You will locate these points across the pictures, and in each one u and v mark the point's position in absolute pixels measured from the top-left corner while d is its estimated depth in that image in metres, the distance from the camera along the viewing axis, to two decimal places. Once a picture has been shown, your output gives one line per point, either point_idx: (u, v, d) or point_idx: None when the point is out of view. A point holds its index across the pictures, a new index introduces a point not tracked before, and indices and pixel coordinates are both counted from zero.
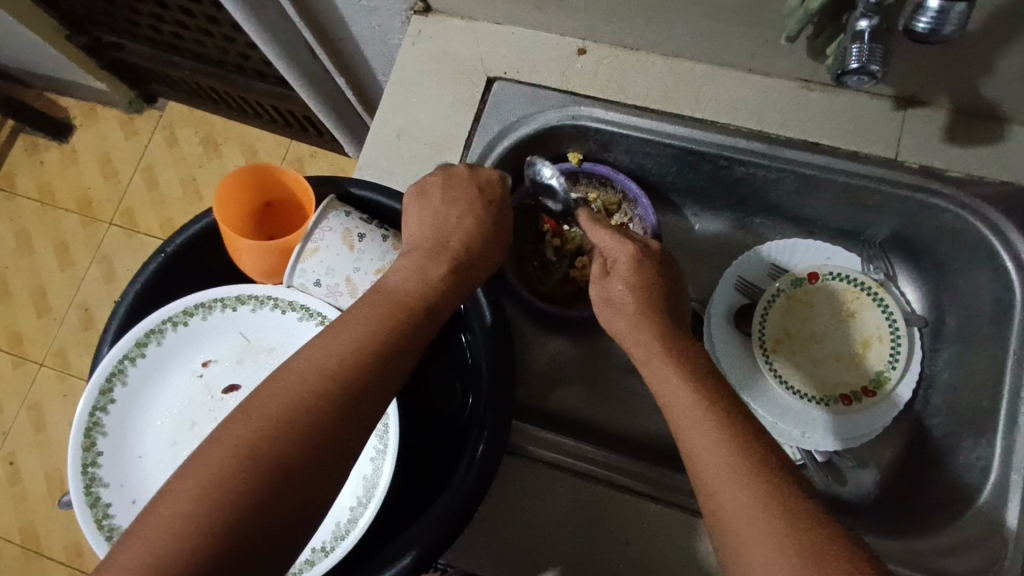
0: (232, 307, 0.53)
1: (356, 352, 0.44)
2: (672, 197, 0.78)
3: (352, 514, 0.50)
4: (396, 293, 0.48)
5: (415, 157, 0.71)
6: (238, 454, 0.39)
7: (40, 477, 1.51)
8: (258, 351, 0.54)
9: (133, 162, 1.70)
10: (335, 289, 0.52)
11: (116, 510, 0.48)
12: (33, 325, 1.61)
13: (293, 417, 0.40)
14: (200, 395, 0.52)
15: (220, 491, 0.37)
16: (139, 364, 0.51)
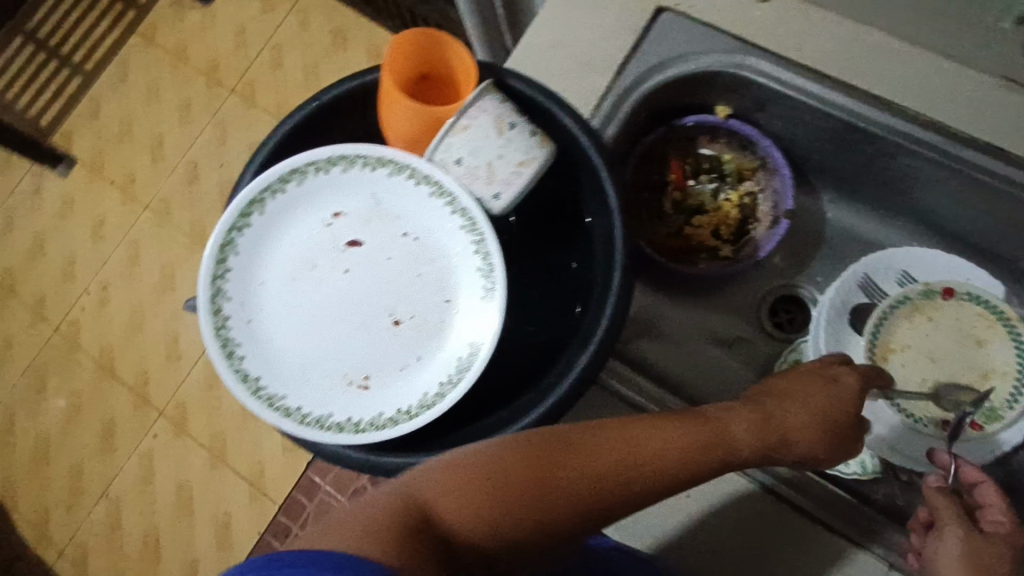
0: (371, 167, 0.54)
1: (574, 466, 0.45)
2: (812, 177, 0.75)
3: (440, 390, 0.51)
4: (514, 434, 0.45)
5: (564, 72, 0.69)
6: (387, 496, 0.42)
7: (125, 307, 1.60)
8: (385, 216, 0.55)
9: (264, 38, 1.74)
10: (473, 173, 0.52)
11: (233, 324, 0.51)
12: (145, 169, 1.70)
13: (489, 471, 0.43)
14: (324, 241, 0.54)
15: (384, 535, 0.39)
16: (278, 198, 0.53)
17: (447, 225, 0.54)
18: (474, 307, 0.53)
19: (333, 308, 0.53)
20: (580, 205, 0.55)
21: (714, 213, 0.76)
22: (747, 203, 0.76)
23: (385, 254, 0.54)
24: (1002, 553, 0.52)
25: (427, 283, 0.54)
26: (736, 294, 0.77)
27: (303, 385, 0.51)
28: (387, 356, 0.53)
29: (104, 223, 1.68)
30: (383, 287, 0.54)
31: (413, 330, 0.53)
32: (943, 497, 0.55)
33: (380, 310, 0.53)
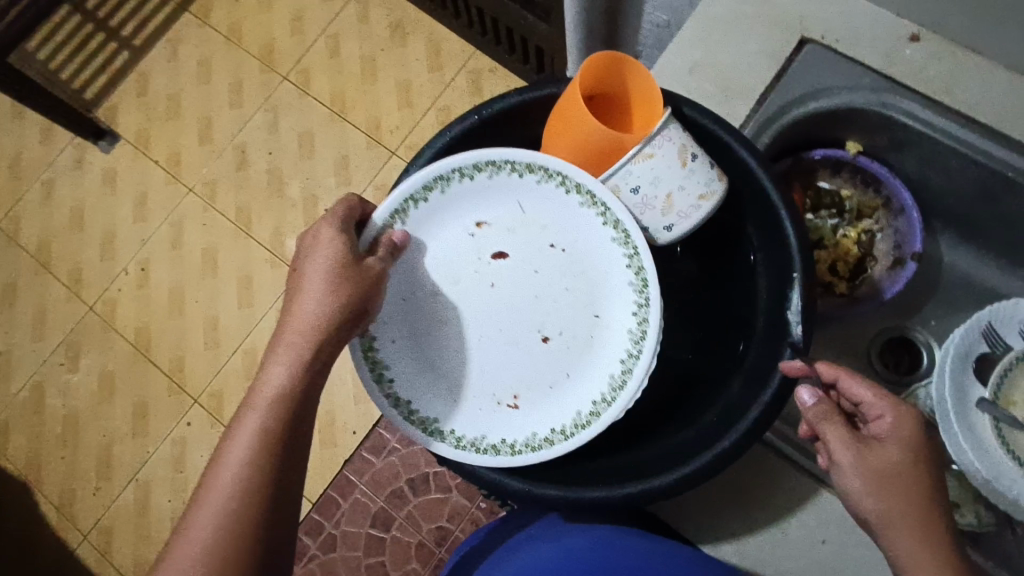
0: (517, 173, 0.53)
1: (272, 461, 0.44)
2: (933, 220, 0.74)
3: (594, 409, 0.53)
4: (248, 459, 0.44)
5: (703, 97, 0.68)
6: (231, 485, 0.43)
7: (163, 289, 1.57)
8: (533, 226, 0.55)
9: (321, 26, 1.72)
10: (647, 201, 0.51)
11: (380, 344, 0.53)
12: (192, 150, 1.66)
13: (266, 435, 0.44)
14: (471, 252, 0.55)
15: (222, 520, 0.42)
16: (421, 207, 0.53)
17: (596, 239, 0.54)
18: (621, 324, 0.55)
19: (479, 324, 0.55)
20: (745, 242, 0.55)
21: (833, 248, 0.75)
22: (864, 240, 0.75)
23: (531, 267, 0.55)
24: (898, 453, 0.49)
25: (576, 296, 0.55)
26: (843, 331, 0.77)
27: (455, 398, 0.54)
28: (536, 372, 0.55)
29: (146, 202, 1.64)
30: (532, 301, 0.55)
31: (560, 345, 0.55)
32: (834, 415, 0.51)
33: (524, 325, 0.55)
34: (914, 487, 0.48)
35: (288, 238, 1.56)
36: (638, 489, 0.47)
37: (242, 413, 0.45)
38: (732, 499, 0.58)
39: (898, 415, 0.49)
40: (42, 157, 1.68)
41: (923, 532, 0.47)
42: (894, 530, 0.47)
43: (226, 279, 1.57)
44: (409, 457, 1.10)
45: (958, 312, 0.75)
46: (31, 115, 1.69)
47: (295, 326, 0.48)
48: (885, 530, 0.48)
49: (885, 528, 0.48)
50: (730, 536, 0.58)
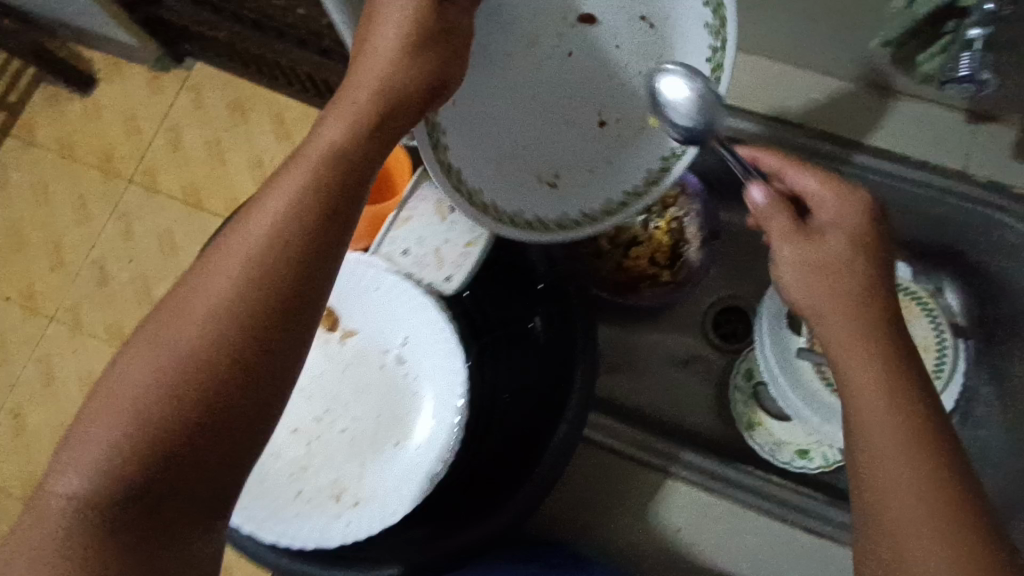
0: None
1: (151, 391, 0.35)
2: (730, 195, 0.80)
3: (590, 215, 0.55)
4: (181, 330, 0.36)
5: None
6: (112, 446, 0.34)
7: (46, 431, 1.47)
8: (557, 96, 0.57)
9: (157, 121, 1.67)
10: (423, 258, 0.53)
11: (470, 181, 0.52)
12: (47, 278, 1.58)
13: (165, 348, 0.36)
14: (556, 35, 0.55)
15: (118, 424, 0.34)
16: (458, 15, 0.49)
17: (678, 43, 0.52)
18: (583, 181, 0.57)
19: (530, 101, 0.56)
20: (532, 271, 0.55)
21: (649, 242, 0.79)
22: (675, 228, 0.80)
23: (609, 45, 0.54)
24: (843, 242, 0.47)
25: (359, 369, 0.54)
26: (680, 316, 0.80)
27: (261, 482, 0.51)
28: (550, 137, 0.57)
29: (8, 344, 1.54)
30: (320, 377, 0.54)
31: (363, 427, 0.53)
32: (778, 210, 0.49)
33: (529, 122, 0.57)
34: (879, 372, 0.43)
35: None
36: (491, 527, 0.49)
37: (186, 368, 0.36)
38: (590, 514, 0.60)
39: (835, 195, 0.48)
40: None
41: (898, 410, 0.42)
42: (852, 352, 0.44)
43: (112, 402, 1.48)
44: None
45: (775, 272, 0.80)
46: None
47: (223, 254, 0.38)
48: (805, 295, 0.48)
49: (857, 428, 0.42)
50: (601, 547, 0.60)
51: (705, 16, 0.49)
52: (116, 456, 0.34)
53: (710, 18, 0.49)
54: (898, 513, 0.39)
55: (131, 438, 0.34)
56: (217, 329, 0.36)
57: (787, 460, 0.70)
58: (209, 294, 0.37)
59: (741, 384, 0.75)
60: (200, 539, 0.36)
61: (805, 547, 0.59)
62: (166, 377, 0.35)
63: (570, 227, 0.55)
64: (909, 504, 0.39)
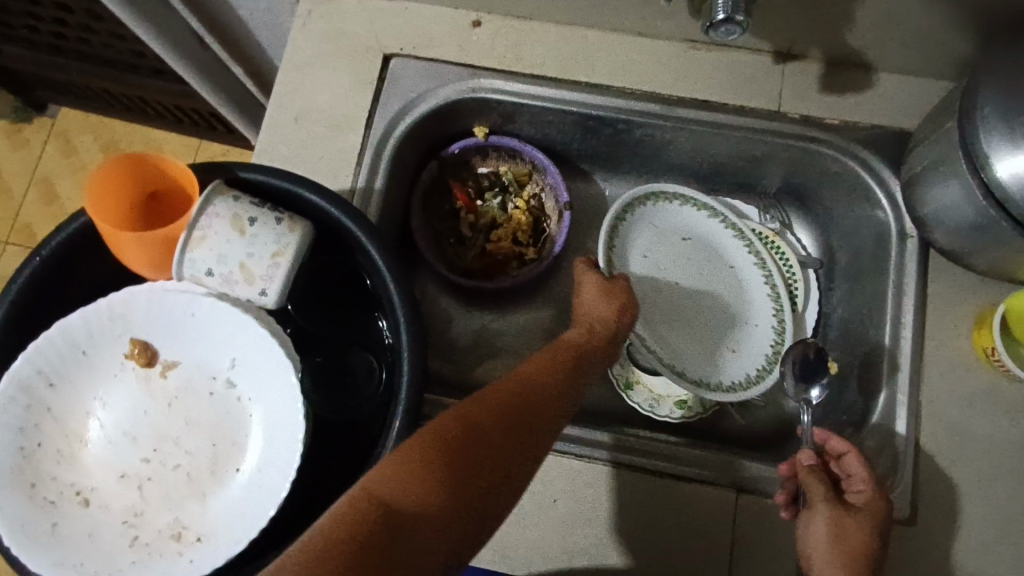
0: (667, 200, 0.74)
1: (444, 471, 0.41)
2: (580, 166, 0.80)
3: (760, 372, 0.71)
4: (465, 419, 0.44)
5: (315, 140, 0.70)
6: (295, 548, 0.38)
7: None
8: (699, 259, 0.75)
9: (25, 174, 1.56)
10: (232, 277, 0.50)
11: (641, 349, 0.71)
12: None
13: (468, 431, 0.44)
14: (678, 235, 0.75)
15: (412, 484, 0.40)
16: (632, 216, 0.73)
17: (703, 236, 0.75)
18: (754, 351, 0.72)
19: (660, 272, 0.74)
20: (359, 269, 0.55)
21: (508, 222, 0.79)
22: (534, 205, 0.80)
23: (700, 228, 0.75)
24: (864, 534, 0.53)
25: (190, 401, 0.51)
26: (553, 288, 0.80)
27: (87, 540, 0.46)
28: (720, 321, 0.73)
29: None
30: (146, 416, 0.50)
31: (198, 460, 0.49)
32: (814, 477, 0.56)
33: (660, 322, 0.73)
34: None
35: None
36: None
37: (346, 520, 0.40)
38: None
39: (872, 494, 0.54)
40: None
41: None
42: None
43: None
44: None
45: None
46: None
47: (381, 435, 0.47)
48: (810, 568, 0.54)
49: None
50: None
51: (702, 205, 0.75)
52: (373, 513, 0.38)
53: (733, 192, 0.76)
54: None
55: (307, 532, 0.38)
56: (442, 477, 0.41)
57: (667, 414, 0.72)
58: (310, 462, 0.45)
59: None
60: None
61: (682, 496, 0.61)
62: (387, 509, 0.39)
63: (753, 383, 0.70)
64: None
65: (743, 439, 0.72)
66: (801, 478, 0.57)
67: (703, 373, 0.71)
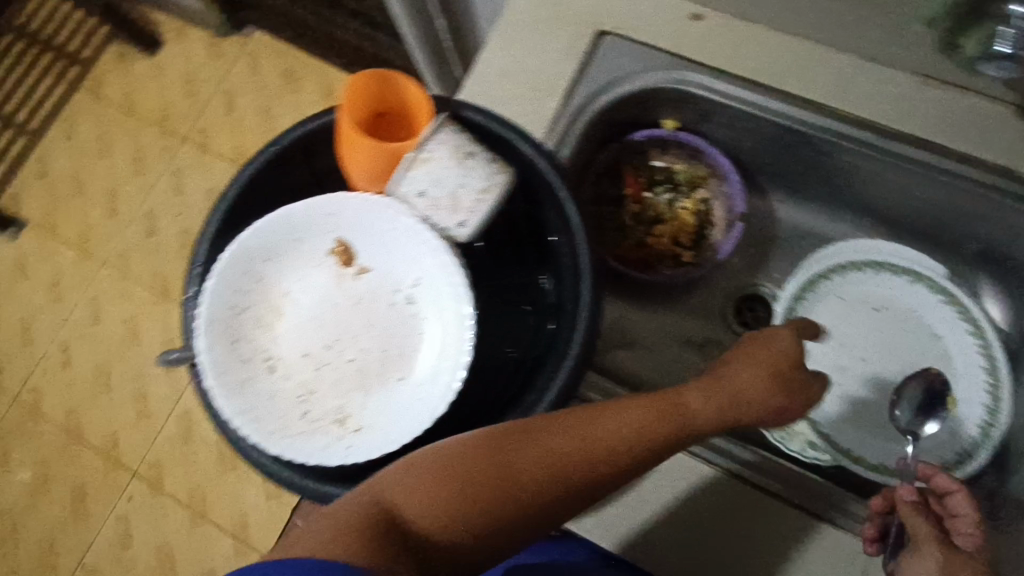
0: (860, 268, 0.72)
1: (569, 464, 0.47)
2: (760, 180, 0.78)
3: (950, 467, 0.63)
4: (599, 436, 0.48)
5: (515, 97, 0.72)
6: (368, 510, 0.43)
7: (91, 366, 1.55)
8: (895, 332, 0.70)
9: (214, 83, 1.72)
10: (440, 201, 0.53)
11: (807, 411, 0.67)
12: (103, 226, 1.65)
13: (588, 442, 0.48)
14: (864, 306, 0.71)
15: (522, 472, 0.46)
16: (818, 283, 0.71)
17: (903, 314, 0.70)
18: (947, 445, 0.64)
19: (845, 339, 0.70)
20: (545, 225, 0.57)
21: (673, 221, 0.79)
22: (702, 210, 0.79)
23: (904, 303, 0.71)
24: (972, 573, 0.49)
25: (371, 306, 0.56)
26: (701, 298, 0.80)
27: (267, 401, 0.52)
28: None
29: (66, 283, 1.62)
30: (334, 309, 0.55)
31: (370, 360, 0.55)
32: (919, 510, 0.53)
33: (844, 411, 0.68)
34: None
35: None
36: (462, 481, 0.49)
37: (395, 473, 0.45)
38: None
39: (979, 532, 0.51)
40: None
41: None
42: None
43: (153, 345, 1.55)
44: None
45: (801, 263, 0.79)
46: None
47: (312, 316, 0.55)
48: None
49: None
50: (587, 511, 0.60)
51: (907, 282, 0.70)
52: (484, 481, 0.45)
53: (942, 277, 0.69)
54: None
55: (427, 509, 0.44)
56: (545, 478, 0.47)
57: (799, 451, 0.67)
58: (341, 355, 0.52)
59: None
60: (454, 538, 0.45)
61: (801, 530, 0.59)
62: (521, 493, 0.46)
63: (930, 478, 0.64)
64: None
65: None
66: (902, 516, 0.53)
67: (884, 459, 0.65)
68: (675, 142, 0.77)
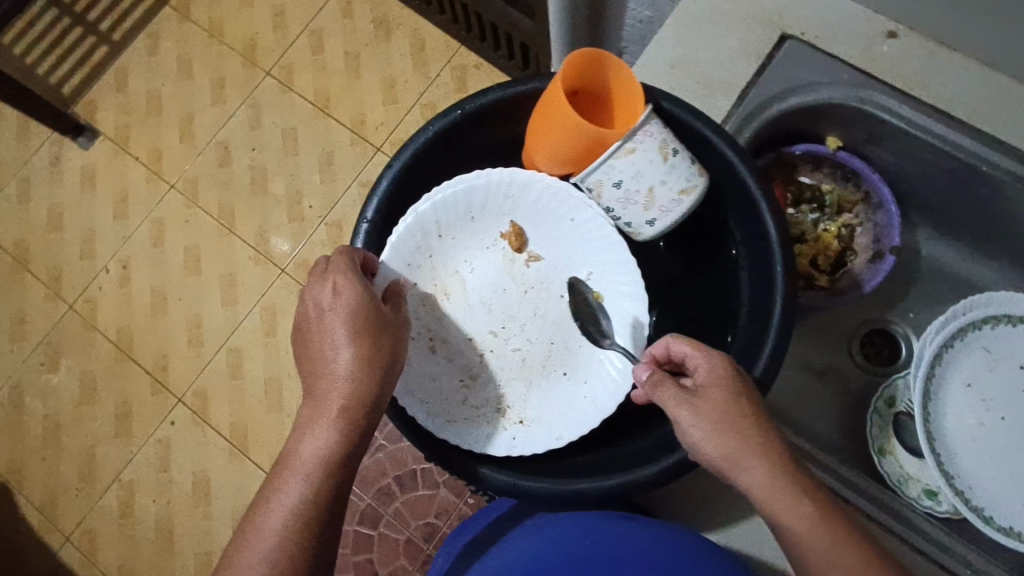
0: (1011, 322, 0.67)
1: (319, 474, 0.46)
2: (911, 214, 0.75)
3: None
4: (345, 402, 0.47)
5: (684, 92, 0.68)
6: (273, 539, 0.43)
7: (148, 288, 1.45)
8: None
9: (305, 21, 1.55)
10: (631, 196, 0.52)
11: (959, 480, 0.63)
12: (173, 148, 1.51)
13: (341, 424, 0.47)
14: (1010, 365, 0.67)
15: (328, 493, 0.46)
16: (961, 340, 0.67)
17: None
18: None
19: (984, 398, 0.67)
20: (727, 236, 0.56)
21: (815, 243, 0.76)
22: (845, 234, 0.76)
23: None
24: (722, 397, 0.46)
25: (540, 296, 0.59)
26: (826, 326, 0.77)
27: (433, 382, 0.56)
28: None
29: (127, 200, 1.50)
30: (502, 294, 0.59)
31: (534, 351, 0.58)
32: (664, 381, 0.48)
33: (1003, 473, 0.64)
34: (772, 488, 0.43)
35: (273, 236, 1.44)
36: (627, 478, 0.49)
37: (280, 480, 0.46)
38: (715, 494, 0.59)
39: (713, 366, 0.47)
40: (16, 157, 1.54)
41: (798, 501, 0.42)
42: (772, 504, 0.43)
43: (212, 276, 1.44)
44: (397, 455, 1.12)
45: (937, 304, 0.76)
46: (5, 110, 1.56)
47: (321, 323, 0.50)
48: (729, 470, 0.44)
49: (727, 465, 0.44)
50: (712, 527, 0.59)
51: None
52: (307, 510, 0.45)
53: None
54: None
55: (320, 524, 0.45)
56: (327, 496, 0.46)
57: (914, 497, 0.66)
58: (327, 376, 0.48)
59: (882, 409, 0.71)
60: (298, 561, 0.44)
61: None
62: (339, 490, 0.46)
63: None
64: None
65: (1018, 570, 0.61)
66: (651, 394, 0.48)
67: (1014, 522, 0.62)
68: (829, 163, 0.74)
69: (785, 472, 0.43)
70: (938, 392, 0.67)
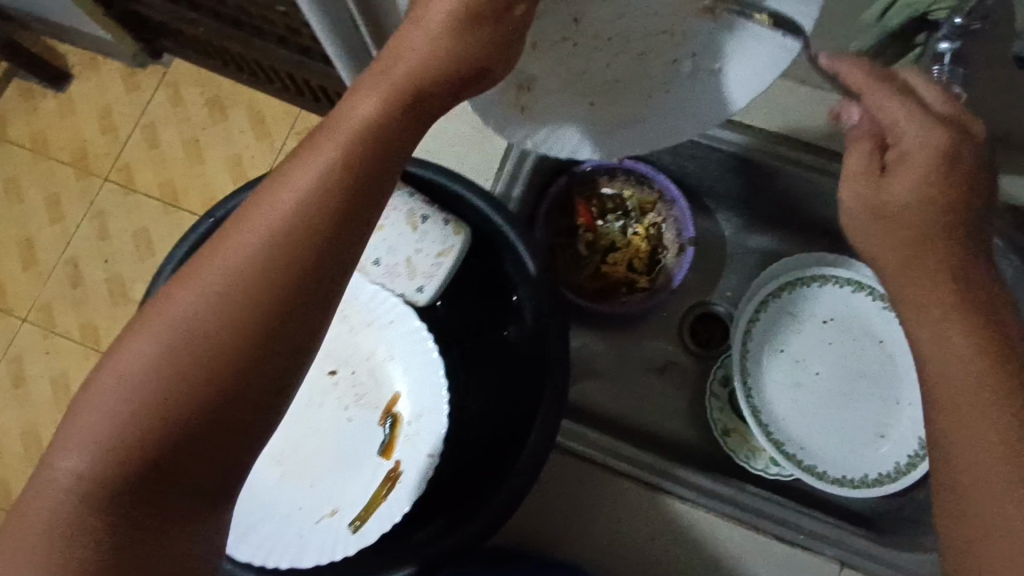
0: (806, 284, 0.72)
1: (155, 386, 0.36)
2: (707, 201, 0.80)
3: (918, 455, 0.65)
4: (257, 263, 0.37)
5: (462, 139, 0.69)
6: (113, 402, 0.35)
7: (19, 432, 1.34)
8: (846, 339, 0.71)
9: (133, 119, 1.46)
10: (624, 57, 0.51)
11: (783, 442, 0.68)
12: (17, 278, 1.41)
13: (212, 294, 0.37)
14: (814, 322, 0.72)
15: (166, 412, 0.35)
16: (766, 311, 0.72)
17: (856, 322, 0.71)
18: (912, 435, 0.66)
19: (799, 358, 0.71)
20: (506, 284, 0.56)
21: (626, 248, 0.79)
22: (653, 233, 0.79)
23: (852, 310, 0.71)
24: (926, 164, 0.44)
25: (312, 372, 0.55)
26: (659, 324, 0.80)
27: None
28: (873, 402, 0.68)
29: None
30: None
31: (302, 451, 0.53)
32: (860, 151, 0.47)
33: (822, 424, 0.69)
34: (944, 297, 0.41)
35: None
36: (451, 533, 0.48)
37: (134, 334, 0.37)
38: (566, 524, 0.61)
39: (931, 133, 0.44)
40: None
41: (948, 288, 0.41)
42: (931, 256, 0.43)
43: None
44: None
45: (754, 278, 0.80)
46: None
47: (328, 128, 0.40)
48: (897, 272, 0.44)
49: (896, 277, 0.44)
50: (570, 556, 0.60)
51: (851, 289, 0.71)
52: (157, 417, 0.35)
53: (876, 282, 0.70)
54: (970, 512, 0.36)
55: (130, 452, 0.35)
56: (182, 428, 0.36)
57: (764, 468, 0.70)
58: (252, 227, 0.38)
59: (717, 391, 0.74)
60: (150, 513, 0.36)
61: (784, 556, 0.59)
62: (191, 420, 0.36)
63: (912, 472, 0.64)
64: (955, 386, 0.38)
65: (856, 513, 0.66)
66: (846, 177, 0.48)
67: (839, 469, 0.67)
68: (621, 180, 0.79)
69: (945, 186, 0.44)
70: (751, 362, 0.71)
